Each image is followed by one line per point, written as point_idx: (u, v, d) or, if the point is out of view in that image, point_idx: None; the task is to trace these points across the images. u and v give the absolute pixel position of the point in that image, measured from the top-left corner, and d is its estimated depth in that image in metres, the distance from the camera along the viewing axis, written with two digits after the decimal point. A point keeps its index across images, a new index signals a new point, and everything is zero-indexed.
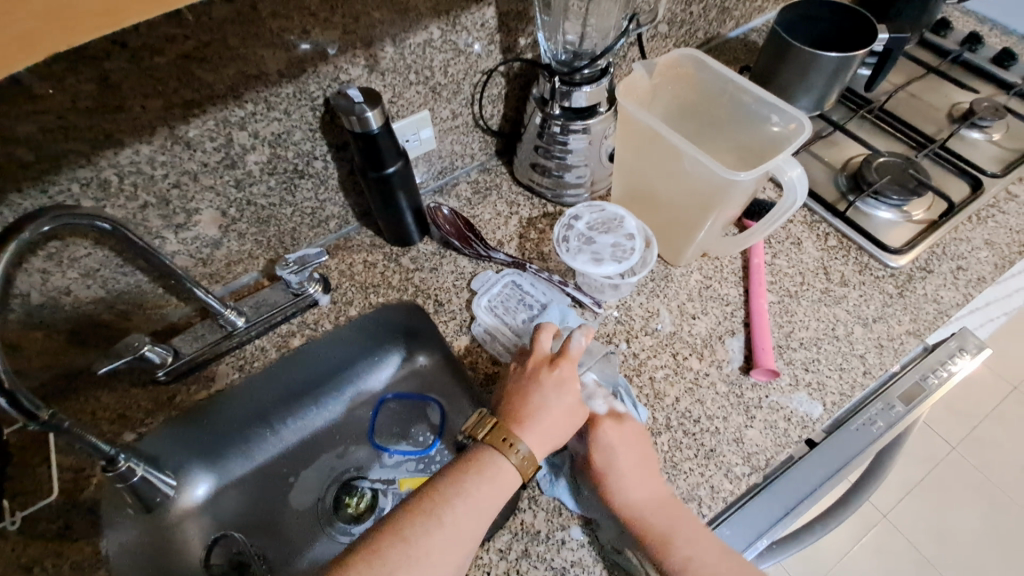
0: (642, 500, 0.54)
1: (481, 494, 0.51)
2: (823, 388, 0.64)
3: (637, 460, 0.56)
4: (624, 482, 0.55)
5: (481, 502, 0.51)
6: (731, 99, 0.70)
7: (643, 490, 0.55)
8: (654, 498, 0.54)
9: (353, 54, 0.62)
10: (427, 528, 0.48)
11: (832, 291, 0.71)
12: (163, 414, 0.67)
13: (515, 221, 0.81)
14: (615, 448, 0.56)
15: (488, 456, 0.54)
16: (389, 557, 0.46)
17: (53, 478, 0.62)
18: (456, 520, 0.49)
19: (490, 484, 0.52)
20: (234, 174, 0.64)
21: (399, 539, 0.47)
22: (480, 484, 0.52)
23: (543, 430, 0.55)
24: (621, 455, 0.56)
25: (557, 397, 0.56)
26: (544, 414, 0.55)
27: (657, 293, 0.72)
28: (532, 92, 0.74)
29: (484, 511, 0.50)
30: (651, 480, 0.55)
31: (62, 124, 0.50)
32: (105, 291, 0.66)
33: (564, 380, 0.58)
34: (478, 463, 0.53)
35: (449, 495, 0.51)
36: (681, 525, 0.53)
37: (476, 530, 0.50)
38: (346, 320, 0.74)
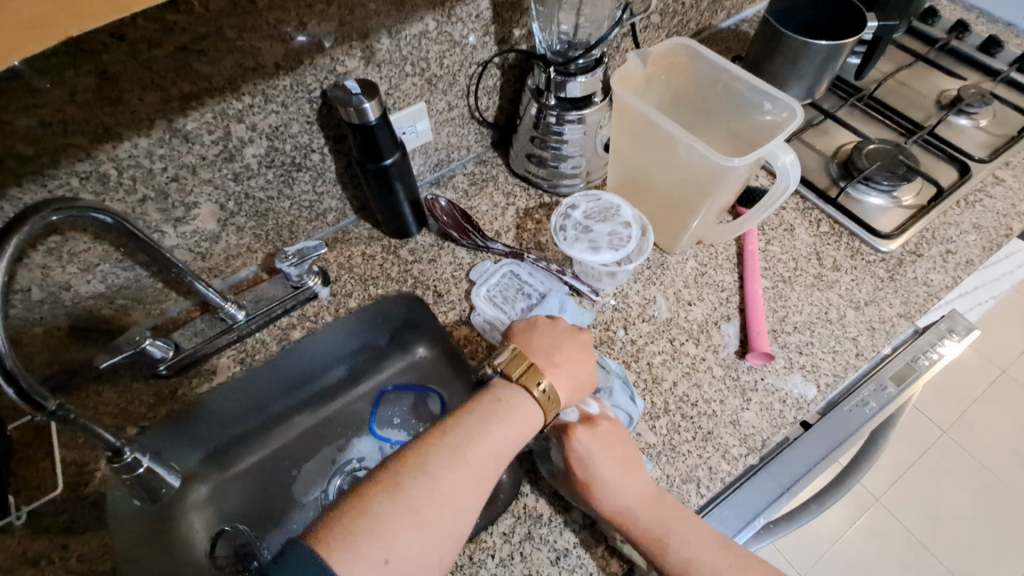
0: (630, 503, 0.54)
1: (502, 435, 0.52)
2: (817, 369, 0.66)
3: (619, 462, 0.56)
4: (608, 489, 0.54)
5: (501, 442, 0.51)
6: (725, 88, 0.71)
7: (631, 492, 0.54)
8: (643, 498, 0.54)
9: (349, 46, 0.62)
10: (450, 463, 0.48)
11: (825, 276, 0.73)
12: (166, 407, 0.68)
13: (512, 212, 0.82)
14: (594, 454, 0.55)
15: (514, 392, 0.55)
16: (410, 490, 0.46)
17: (56, 473, 0.63)
18: (477, 458, 0.50)
19: (513, 423, 0.53)
20: (232, 167, 0.65)
21: (421, 472, 0.47)
22: (503, 424, 0.52)
23: (567, 378, 0.58)
24: (600, 462, 0.55)
25: (585, 356, 0.60)
26: (574, 367, 0.59)
27: (653, 281, 0.73)
28: (527, 83, 0.74)
29: (502, 452, 0.51)
30: (636, 480, 0.55)
31: (62, 117, 0.50)
32: (105, 286, 0.66)
33: (587, 343, 0.61)
34: (504, 403, 0.54)
35: (472, 433, 0.51)
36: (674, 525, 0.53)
37: (494, 470, 0.50)
38: (346, 311, 0.74)
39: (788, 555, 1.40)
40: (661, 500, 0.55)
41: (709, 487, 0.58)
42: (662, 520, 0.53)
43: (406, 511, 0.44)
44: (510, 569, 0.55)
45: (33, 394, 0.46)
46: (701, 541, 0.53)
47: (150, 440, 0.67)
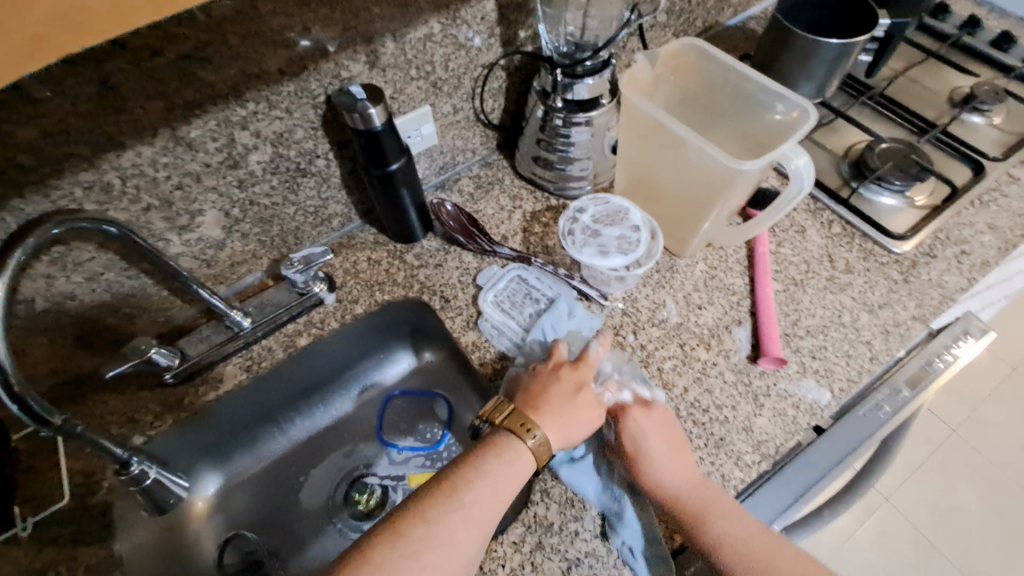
0: (673, 478, 0.55)
1: (500, 478, 0.51)
2: (830, 374, 0.65)
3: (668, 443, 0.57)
4: (659, 463, 0.56)
5: (501, 482, 0.51)
6: (735, 89, 0.70)
7: (675, 470, 0.56)
8: (687, 477, 0.55)
9: (354, 51, 0.61)
10: (449, 508, 0.49)
11: (837, 278, 0.72)
12: (173, 416, 0.67)
13: (518, 215, 0.81)
14: (648, 431, 0.57)
15: (502, 440, 0.54)
16: (412, 539, 0.46)
17: (63, 482, 0.62)
18: (476, 502, 0.50)
19: (510, 473, 0.52)
20: (237, 174, 0.64)
21: (421, 521, 0.47)
22: (499, 468, 0.52)
23: (562, 423, 0.56)
24: (655, 439, 0.57)
25: (579, 394, 0.58)
26: (570, 410, 0.57)
27: (662, 284, 0.72)
28: (533, 85, 0.74)
29: (503, 491, 0.51)
30: (683, 460, 0.56)
31: (64, 127, 0.50)
32: (109, 294, 0.66)
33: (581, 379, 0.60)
34: (496, 447, 0.54)
35: (469, 476, 0.51)
36: (715, 504, 0.54)
37: (495, 509, 0.50)
38: (353, 318, 0.74)
39: None
40: (706, 480, 0.56)
41: None
42: (710, 501, 0.54)
43: (409, 560, 0.45)
44: None
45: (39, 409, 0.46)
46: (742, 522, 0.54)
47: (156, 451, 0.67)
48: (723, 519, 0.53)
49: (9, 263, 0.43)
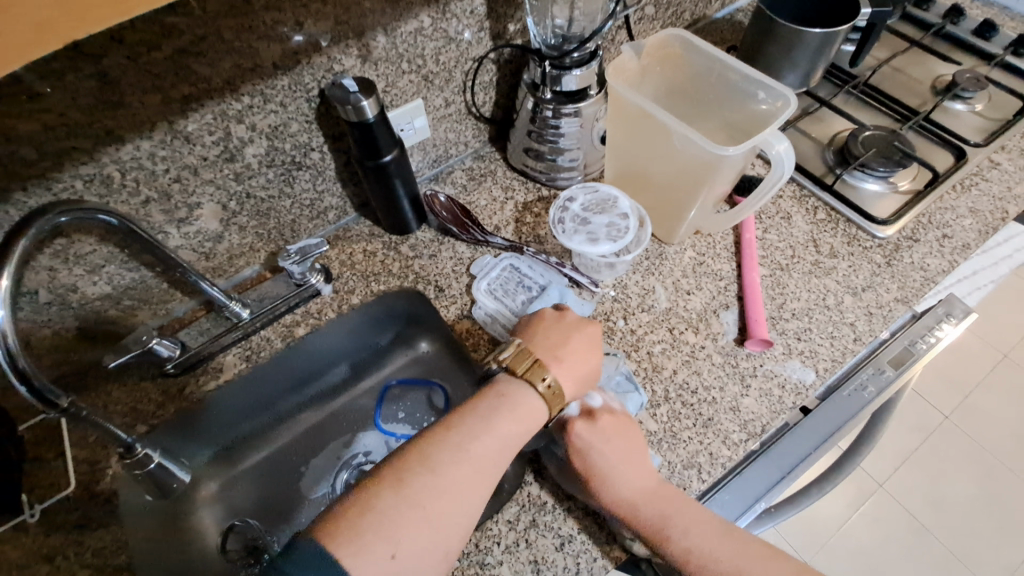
0: (629, 493, 0.54)
1: (504, 431, 0.52)
2: (815, 355, 0.66)
3: (620, 454, 0.56)
4: (608, 484, 0.55)
5: (504, 435, 0.52)
6: (719, 78, 0.71)
7: (630, 483, 0.55)
8: (642, 489, 0.55)
9: (346, 45, 0.63)
10: (452, 458, 0.49)
11: (822, 263, 0.73)
12: (175, 406, 0.69)
13: (511, 206, 0.82)
14: (595, 449, 0.56)
15: (502, 392, 0.55)
16: (416, 488, 0.46)
17: (69, 471, 0.65)
18: (464, 469, 0.49)
19: (504, 430, 0.52)
20: (234, 167, 0.66)
21: (425, 470, 0.48)
22: (506, 421, 0.53)
23: (572, 369, 0.59)
24: (596, 461, 0.56)
25: (592, 348, 0.61)
26: (577, 359, 0.59)
27: (651, 271, 0.74)
28: (523, 77, 0.75)
29: (508, 445, 0.52)
30: (638, 471, 0.56)
31: (65, 121, 0.51)
32: (111, 287, 0.67)
33: (583, 322, 0.63)
34: (507, 396, 0.55)
35: (475, 427, 0.52)
36: (673, 514, 0.53)
37: (498, 462, 0.51)
38: (349, 308, 0.76)
39: (792, 540, 1.41)
40: (659, 491, 0.55)
41: (710, 473, 0.59)
42: (664, 517, 0.53)
43: (413, 508, 0.45)
44: (517, 556, 0.56)
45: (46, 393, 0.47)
46: (701, 533, 0.52)
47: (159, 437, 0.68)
48: (678, 536, 0.53)
49: (14, 254, 0.44)
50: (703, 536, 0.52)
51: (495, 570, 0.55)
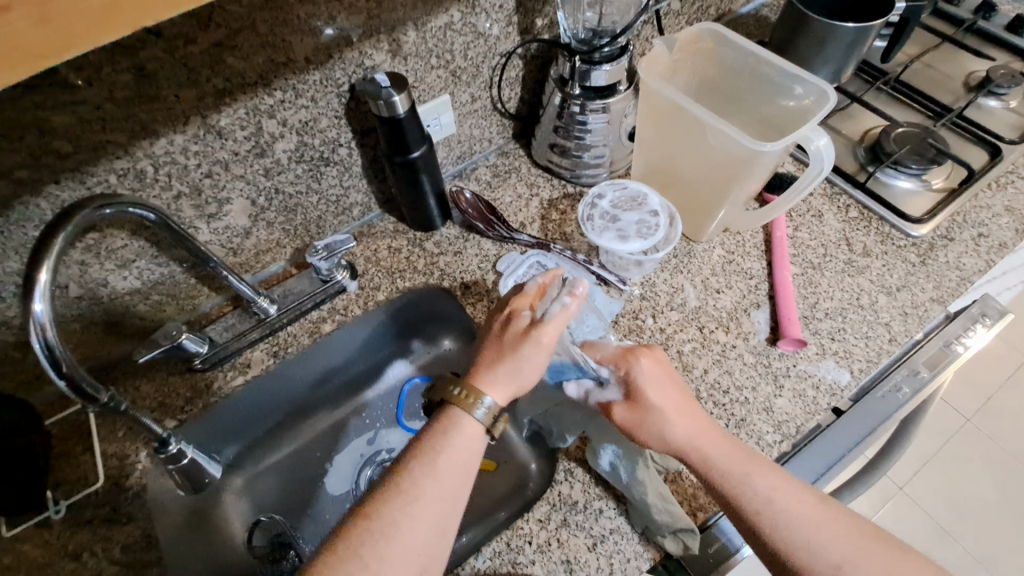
0: (689, 433, 0.53)
1: (450, 463, 0.48)
2: (850, 355, 0.65)
3: (679, 396, 0.55)
4: (666, 421, 0.54)
5: (449, 467, 0.48)
6: (753, 73, 0.70)
7: (691, 424, 0.54)
8: (702, 430, 0.54)
9: (377, 39, 0.63)
10: (396, 499, 0.46)
11: (855, 262, 0.72)
12: (202, 401, 0.69)
13: (536, 203, 0.82)
14: (653, 384, 0.55)
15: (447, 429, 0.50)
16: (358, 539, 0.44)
17: (97, 466, 0.65)
18: (417, 529, 0.45)
19: (448, 461, 0.48)
20: (264, 163, 0.65)
21: (366, 517, 0.45)
22: (449, 455, 0.49)
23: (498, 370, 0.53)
24: (653, 402, 0.54)
25: (514, 326, 0.55)
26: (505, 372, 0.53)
27: (680, 269, 0.73)
28: (551, 73, 0.75)
29: (454, 473, 0.48)
30: (697, 414, 0.55)
31: (100, 115, 0.51)
32: (141, 282, 0.67)
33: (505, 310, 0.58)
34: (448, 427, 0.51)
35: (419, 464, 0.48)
36: (739, 457, 0.52)
37: (448, 494, 0.47)
38: (375, 305, 0.75)
39: None
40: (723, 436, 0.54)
41: None
42: (728, 461, 0.52)
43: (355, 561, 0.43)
44: (549, 555, 0.56)
45: (84, 386, 0.47)
46: (769, 482, 0.50)
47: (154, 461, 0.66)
48: (741, 477, 0.51)
49: (54, 247, 0.44)
50: (774, 486, 0.50)
51: (527, 569, 0.55)
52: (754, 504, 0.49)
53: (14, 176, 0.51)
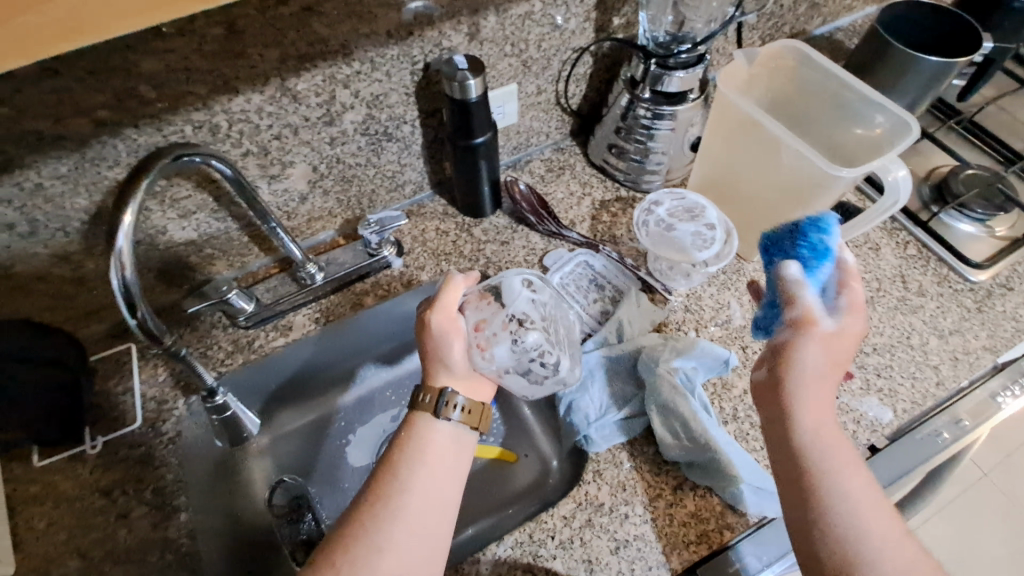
0: (818, 431, 0.47)
1: (428, 478, 0.50)
2: (895, 394, 0.64)
3: (824, 386, 0.49)
4: (796, 400, 0.48)
5: (428, 483, 0.50)
6: (832, 97, 0.68)
7: (818, 420, 0.47)
8: (828, 434, 0.47)
9: (458, 21, 0.63)
10: (382, 523, 0.47)
11: (909, 300, 0.71)
12: (242, 356, 0.70)
13: (588, 202, 0.81)
14: (806, 359, 0.48)
15: (415, 433, 0.53)
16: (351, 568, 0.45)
17: (135, 408, 0.66)
18: (408, 547, 0.47)
19: (427, 473, 0.50)
20: (331, 131, 0.66)
21: (355, 545, 0.46)
22: (427, 471, 0.50)
23: (465, 376, 0.57)
24: (804, 373, 0.48)
25: (454, 334, 0.56)
26: (457, 358, 0.56)
27: (728, 286, 0.72)
28: (622, 74, 0.74)
29: (437, 485, 0.50)
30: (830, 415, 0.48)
31: (187, 66, 0.52)
32: (197, 234, 0.68)
33: (441, 313, 0.56)
34: (421, 444, 0.52)
35: (399, 485, 0.49)
36: (845, 474, 0.45)
37: (433, 504, 0.49)
38: (417, 284, 0.76)
39: None
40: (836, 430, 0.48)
41: None
42: (837, 472, 0.46)
43: None
44: (571, 552, 0.56)
45: (151, 326, 0.48)
46: (860, 494, 0.45)
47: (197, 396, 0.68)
48: (837, 478, 0.45)
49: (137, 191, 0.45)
50: (864, 499, 0.45)
51: (548, 563, 0.56)
52: (836, 520, 0.44)
53: (96, 116, 0.51)
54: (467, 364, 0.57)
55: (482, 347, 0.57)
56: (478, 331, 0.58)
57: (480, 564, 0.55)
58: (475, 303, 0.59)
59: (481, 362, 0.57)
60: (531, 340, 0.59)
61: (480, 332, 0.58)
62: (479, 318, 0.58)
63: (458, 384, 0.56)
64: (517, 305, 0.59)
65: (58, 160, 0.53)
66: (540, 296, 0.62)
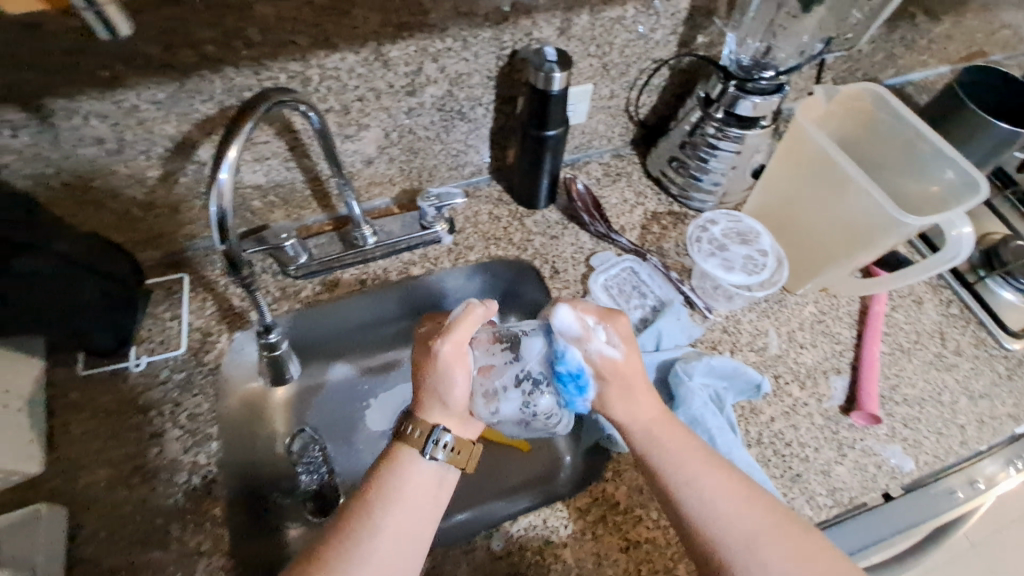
0: (632, 417, 0.54)
1: (400, 520, 0.47)
2: (918, 446, 0.65)
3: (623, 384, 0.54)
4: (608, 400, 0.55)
5: (402, 525, 0.47)
6: (906, 145, 0.69)
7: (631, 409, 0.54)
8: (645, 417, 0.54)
9: (552, 14, 0.64)
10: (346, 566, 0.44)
11: (944, 357, 0.71)
12: (288, 304, 0.72)
13: (640, 211, 0.82)
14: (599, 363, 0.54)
15: (395, 468, 0.49)
16: None
17: (181, 335, 0.68)
18: None
19: (402, 513, 0.47)
20: (410, 101, 0.68)
21: None
22: (400, 513, 0.47)
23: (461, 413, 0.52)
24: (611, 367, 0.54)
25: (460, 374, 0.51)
26: (457, 398, 0.51)
27: (768, 314, 0.73)
28: (697, 90, 0.75)
29: (411, 529, 0.47)
30: (640, 400, 0.54)
31: (296, 15, 0.54)
32: (265, 179, 0.70)
33: (455, 350, 0.51)
34: (397, 480, 0.49)
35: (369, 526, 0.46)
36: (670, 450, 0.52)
37: (405, 548, 0.46)
38: (463, 263, 0.77)
39: None
40: (667, 416, 0.55)
41: None
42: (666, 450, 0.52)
43: None
44: (581, 543, 0.57)
45: (235, 253, 0.49)
46: (713, 488, 0.50)
47: (247, 330, 0.71)
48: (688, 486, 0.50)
49: (243, 128, 0.47)
50: (719, 491, 0.50)
51: (557, 549, 0.57)
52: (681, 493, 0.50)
53: (203, 50, 0.53)
54: (466, 407, 0.53)
55: (487, 399, 0.54)
56: (485, 377, 0.55)
57: (491, 540, 0.57)
58: (485, 345, 0.56)
59: (482, 409, 0.54)
60: (544, 402, 0.56)
61: (486, 379, 0.55)
62: (487, 363, 0.55)
63: (451, 423, 0.52)
64: (534, 362, 0.56)
65: (158, 86, 0.55)
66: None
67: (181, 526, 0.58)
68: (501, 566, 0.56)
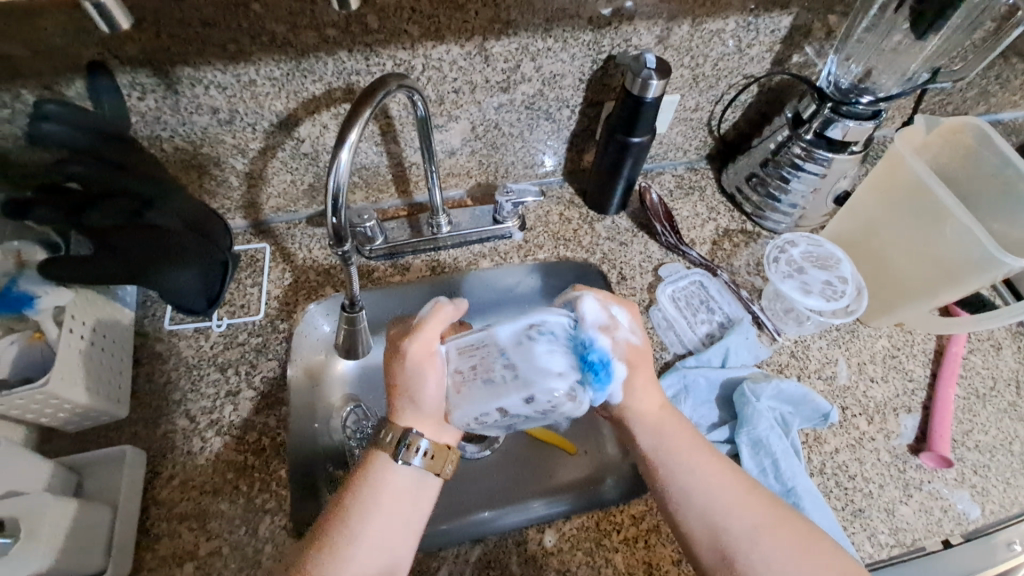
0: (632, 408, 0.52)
1: (378, 531, 0.46)
2: (986, 494, 0.62)
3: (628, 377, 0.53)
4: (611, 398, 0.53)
5: (382, 537, 0.46)
6: (1003, 186, 0.67)
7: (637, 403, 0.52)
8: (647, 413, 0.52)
9: (654, 23, 0.65)
10: None
11: (1020, 407, 0.69)
12: (362, 283, 0.75)
13: (711, 227, 0.81)
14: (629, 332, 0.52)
15: (374, 477, 0.48)
16: None
17: (260, 301, 0.72)
18: None
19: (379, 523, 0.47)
20: (502, 97, 0.69)
21: None
22: (380, 524, 0.47)
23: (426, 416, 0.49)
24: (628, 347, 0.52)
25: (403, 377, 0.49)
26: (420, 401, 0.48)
27: (839, 343, 0.71)
28: (785, 110, 0.75)
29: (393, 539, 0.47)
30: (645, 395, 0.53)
31: (414, 7, 0.56)
32: (352, 161, 0.73)
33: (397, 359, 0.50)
34: (372, 489, 0.48)
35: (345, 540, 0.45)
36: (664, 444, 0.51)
37: (385, 557, 0.46)
38: (531, 260, 0.78)
39: None
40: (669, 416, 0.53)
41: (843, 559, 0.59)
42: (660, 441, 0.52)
43: None
44: (633, 550, 0.58)
45: (343, 230, 0.52)
46: (716, 484, 0.49)
47: (322, 302, 0.73)
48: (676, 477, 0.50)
49: (363, 113, 0.49)
50: (718, 490, 0.49)
51: (609, 553, 0.57)
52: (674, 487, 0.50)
53: (323, 32, 0.56)
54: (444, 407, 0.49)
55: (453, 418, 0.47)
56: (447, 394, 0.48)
57: (543, 536, 0.58)
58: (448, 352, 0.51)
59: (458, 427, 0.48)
60: (455, 417, 0.47)
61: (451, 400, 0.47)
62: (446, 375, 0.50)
63: (425, 425, 0.49)
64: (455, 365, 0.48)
65: (276, 63, 0.58)
66: (467, 355, 0.47)
67: (248, 482, 0.60)
68: (552, 562, 0.57)
